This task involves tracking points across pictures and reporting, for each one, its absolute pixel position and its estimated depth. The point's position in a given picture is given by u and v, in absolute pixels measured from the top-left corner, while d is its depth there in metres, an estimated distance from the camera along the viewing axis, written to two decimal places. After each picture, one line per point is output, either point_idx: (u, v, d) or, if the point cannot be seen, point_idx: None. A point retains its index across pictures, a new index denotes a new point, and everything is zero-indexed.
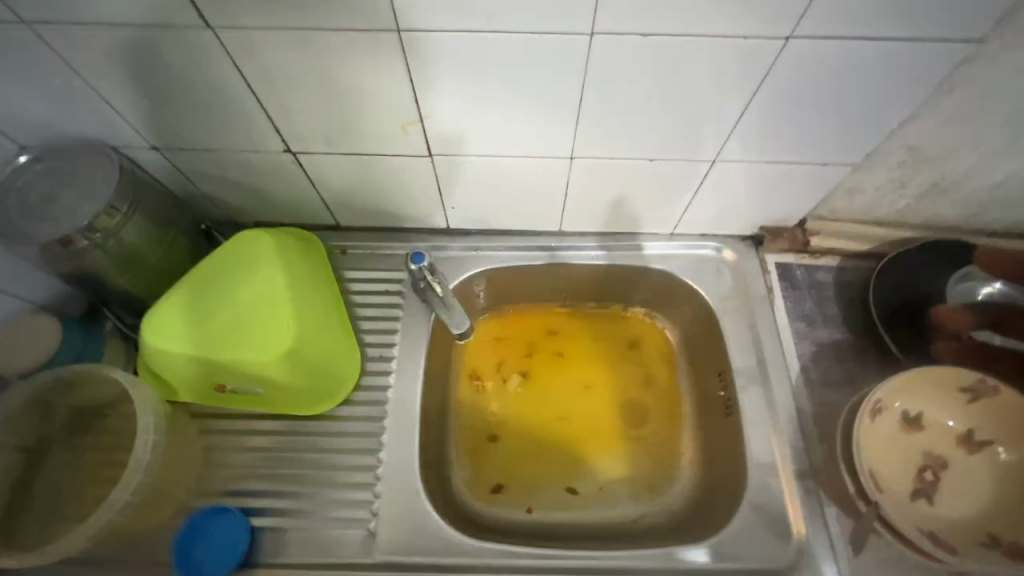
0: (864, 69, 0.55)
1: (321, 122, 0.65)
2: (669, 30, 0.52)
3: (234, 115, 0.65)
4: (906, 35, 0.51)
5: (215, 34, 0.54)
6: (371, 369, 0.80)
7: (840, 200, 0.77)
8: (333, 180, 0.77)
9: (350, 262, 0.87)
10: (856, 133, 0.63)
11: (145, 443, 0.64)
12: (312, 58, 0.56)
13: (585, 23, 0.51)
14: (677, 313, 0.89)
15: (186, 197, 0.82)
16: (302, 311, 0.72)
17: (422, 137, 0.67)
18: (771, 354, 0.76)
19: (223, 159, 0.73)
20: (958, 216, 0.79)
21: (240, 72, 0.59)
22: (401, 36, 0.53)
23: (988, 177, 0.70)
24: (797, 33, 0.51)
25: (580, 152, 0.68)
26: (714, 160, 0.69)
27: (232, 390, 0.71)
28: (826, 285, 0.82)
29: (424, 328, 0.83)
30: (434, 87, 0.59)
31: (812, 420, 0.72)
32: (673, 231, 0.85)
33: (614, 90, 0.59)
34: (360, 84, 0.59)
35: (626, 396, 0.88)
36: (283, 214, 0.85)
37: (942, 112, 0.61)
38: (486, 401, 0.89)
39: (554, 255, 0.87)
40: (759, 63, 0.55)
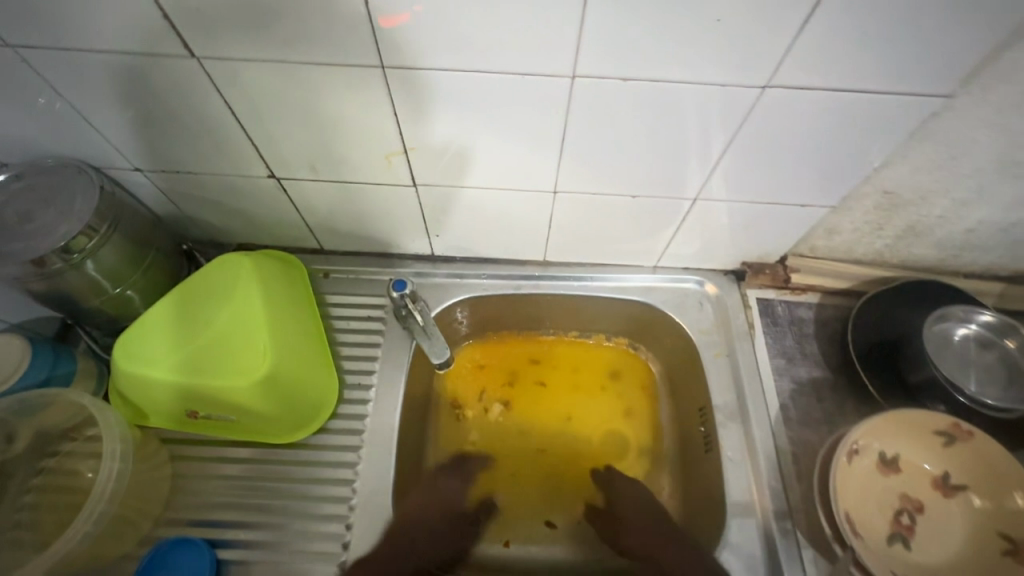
0: (839, 117, 0.56)
1: (305, 150, 0.65)
2: (650, 76, 0.53)
3: (218, 140, 0.65)
4: (880, 88, 0.53)
5: (199, 64, 0.54)
6: (348, 397, 0.78)
7: (819, 238, 0.78)
8: (316, 205, 0.77)
9: (333, 286, 0.86)
10: (833, 178, 0.65)
11: (110, 471, 0.63)
12: (298, 90, 0.57)
13: (568, 66, 0.52)
14: (660, 345, 0.89)
15: (168, 218, 0.81)
16: (279, 333, 0.71)
17: (405, 168, 0.67)
18: (751, 391, 0.76)
19: (206, 181, 0.73)
20: (934, 258, 0.80)
21: (224, 100, 0.59)
22: (386, 71, 0.54)
23: (962, 222, 0.72)
24: (773, 83, 0.53)
25: (564, 187, 0.69)
26: (696, 199, 0.70)
27: (205, 416, 0.70)
28: (806, 322, 0.82)
29: (405, 355, 0.81)
30: (418, 120, 0.60)
31: (790, 459, 0.72)
32: (657, 263, 0.85)
33: (595, 129, 0.60)
34: (346, 116, 0.60)
35: (606, 428, 0.88)
36: (266, 236, 0.85)
37: (915, 160, 0.62)
38: (465, 430, 0.88)
39: (538, 285, 0.87)
40: (738, 110, 0.56)
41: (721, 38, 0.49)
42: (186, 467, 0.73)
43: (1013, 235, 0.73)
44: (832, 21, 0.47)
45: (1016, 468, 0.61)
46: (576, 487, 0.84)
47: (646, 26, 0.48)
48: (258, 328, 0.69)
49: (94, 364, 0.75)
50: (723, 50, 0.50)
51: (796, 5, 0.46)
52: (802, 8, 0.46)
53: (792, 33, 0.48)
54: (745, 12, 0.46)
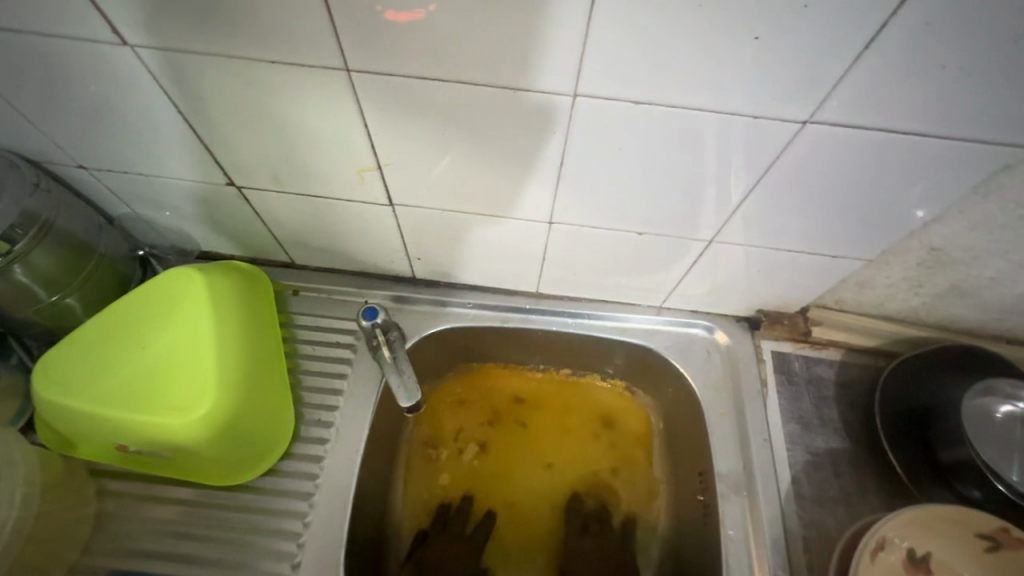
0: (888, 162, 0.47)
1: (267, 158, 0.57)
2: (667, 100, 0.44)
3: (166, 140, 0.58)
4: (943, 133, 0.44)
5: (134, 53, 0.47)
6: (305, 434, 0.70)
7: (847, 291, 0.69)
8: (284, 218, 0.68)
9: (303, 305, 0.78)
10: (872, 228, 0.56)
11: (5, 521, 0.54)
12: (253, 90, 0.49)
13: (568, 83, 0.44)
14: (660, 393, 0.80)
15: (123, 220, 0.73)
16: (228, 360, 0.63)
17: (380, 186, 0.59)
18: (759, 460, 0.67)
19: (159, 184, 0.65)
20: (975, 320, 0.71)
21: (167, 95, 0.52)
22: (353, 75, 0.46)
23: (1014, 285, 0.62)
24: (815, 118, 0.44)
25: (560, 218, 0.61)
26: (711, 240, 0.62)
27: (135, 451, 0.62)
28: (825, 382, 0.73)
29: (373, 389, 0.73)
30: (394, 134, 0.52)
31: (800, 544, 0.63)
32: (662, 304, 0.76)
33: (599, 158, 0.51)
34: (310, 122, 0.52)
35: (593, 479, 0.79)
36: (231, 245, 0.77)
37: (971, 216, 0.53)
38: (437, 471, 0.79)
39: (528, 319, 0.78)
40: (769, 146, 0.48)
41: (756, 63, 0.40)
42: (115, 505, 0.64)
43: None
44: (894, 49, 0.38)
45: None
46: (553, 547, 0.76)
47: (664, 42, 0.40)
48: (203, 353, 0.61)
49: (21, 381, 0.67)
50: (756, 78, 0.41)
51: (850, 28, 0.37)
52: (856, 33, 0.37)
53: (844, 61, 0.39)
54: (786, 32, 0.38)
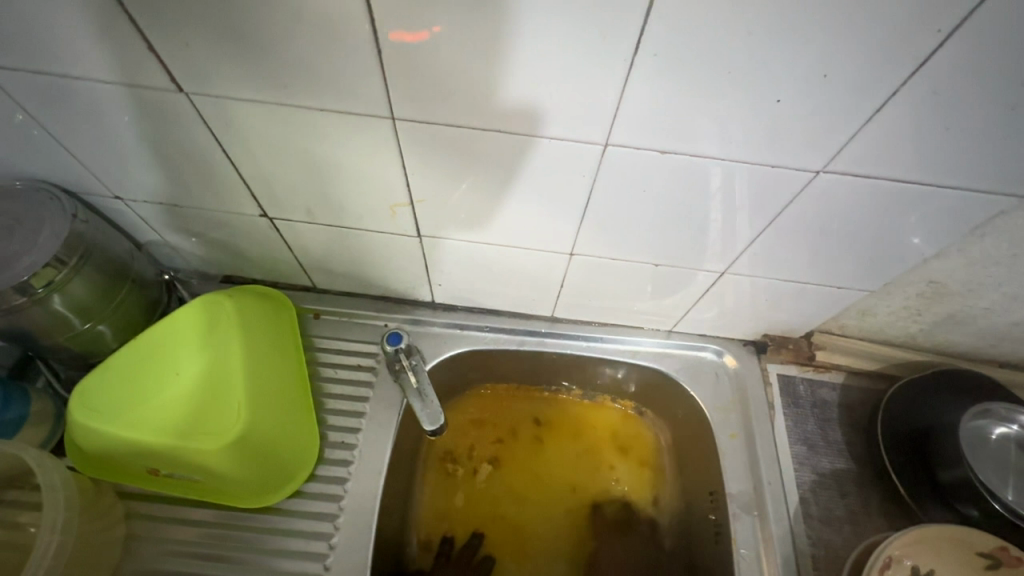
0: (892, 207, 0.51)
1: (302, 192, 0.60)
2: (692, 150, 0.48)
3: (206, 175, 0.60)
4: (945, 183, 0.47)
5: (188, 98, 0.50)
6: (328, 457, 0.71)
7: (850, 318, 0.73)
8: (311, 246, 0.71)
9: (324, 328, 0.80)
10: (875, 264, 0.59)
11: (47, 547, 0.55)
12: (298, 133, 0.52)
13: (600, 133, 0.47)
14: (669, 415, 0.82)
15: (149, 245, 0.75)
16: (258, 384, 0.65)
17: (410, 220, 0.62)
18: (769, 480, 0.70)
19: (192, 214, 0.68)
20: (970, 346, 0.75)
21: (213, 135, 0.54)
22: (397, 122, 0.49)
23: (1007, 315, 0.66)
24: (828, 169, 0.48)
25: (582, 250, 0.64)
26: (723, 272, 0.65)
27: (167, 474, 0.63)
28: (829, 405, 0.76)
29: (394, 412, 0.75)
30: (430, 173, 0.55)
31: (810, 563, 0.65)
32: (672, 328, 0.79)
33: (623, 198, 0.55)
34: (349, 162, 0.55)
35: (602, 498, 0.82)
36: (254, 270, 0.79)
37: (968, 253, 0.57)
38: (452, 490, 0.81)
39: (543, 342, 0.80)
40: (782, 192, 0.51)
41: (777, 121, 0.44)
42: (143, 527, 0.66)
43: None
44: (901, 111, 0.42)
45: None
46: (565, 564, 0.78)
47: (694, 101, 0.43)
48: (235, 377, 0.64)
49: (50, 405, 0.68)
50: (775, 133, 0.45)
51: (864, 89, 0.41)
52: (868, 98, 0.41)
53: (856, 122, 0.43)
54: (806, 95, 0.41)
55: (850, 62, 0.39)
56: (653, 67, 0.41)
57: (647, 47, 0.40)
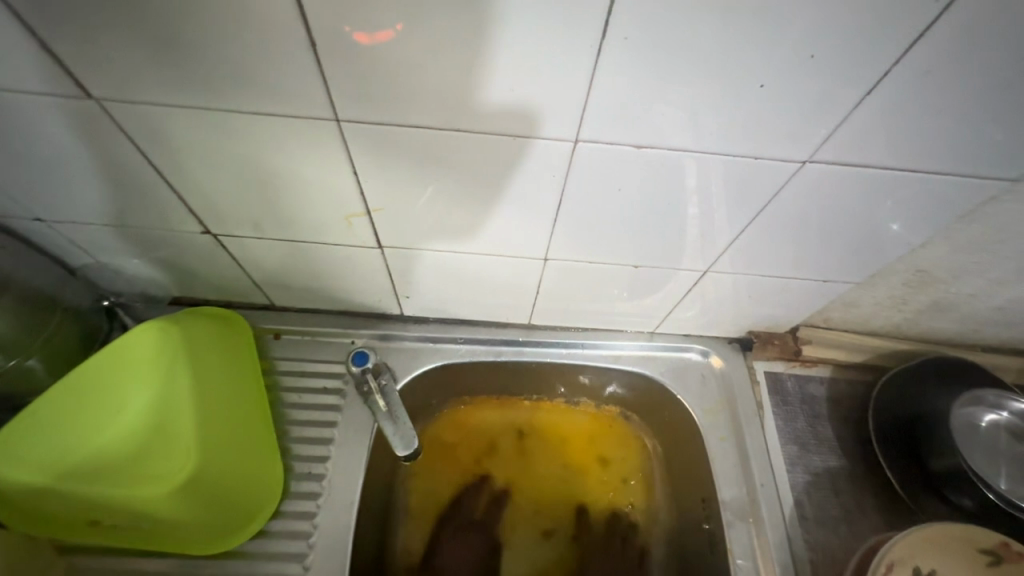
0: (878, 196, 0.48)
1: (247, 205, 0.54)
2: (669, 144, 0.44)
3: (135, 190, 0.54)
4: (934, 169, 0.45)
5: (100, 105, 0.44)
6: (295, 490, 0.65)
7: (835, 310, 0.70)
8: (264, 262, 0.65)
9: (285, 349, 0.74)
10: (861, 255, 0.57)
11: None
12: (234, 141, 0.47)
13: (569, 129, 0.43)
14: (656, 420, 0.79)
15: (84, 269, 0.68)
16: (210, 414, 0.60)
17: (369, 230, 0.57)
18: (762, 485, 0.67)
19: (126, 233, 0.61)
20: (954, 331, 0.73)
21: (136, 146, 0.48)
22: (342, 125, 0.44)
23: (992, 299, 0.65)
24: (814, 158, 0.44)
25: (556, 254, 0.60)
26: (705, 271, 0.62)
27: (110, 524, 0.56)
28: (818, 401, 0.74)
29: (365, 435, 0.69)
30: (387, 180, 0.50)
31: (809, 569, 0.62)
32: (655, 330, 0.76)
33: (598, 198, 0.51)
34: (294, 171, 0.49)
35: (588, 507, 0.78)
36: (205, 291, 0.73)
37: (955, 240, 0.55)
38: (432, 510, 0.76)
39: (521, 351, 0.76)
40: (766, 185, 0.48)
41: (759, 111, 0.40)
42: None
43: None
44: (894, 93, 0.38)
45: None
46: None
47: (669, 91, 0.39)
48: (185, 407, 0.59)
49: None
50: (755, 124, 0.41)
51: (851, 73, 0.37)
52: (856, 81, 0.38)
53: (843, 109, 0.40)
54: (791, 81, 0.38)
55: (838, 43, 0.35)
56: (625, 54, 0.37)
57: (616, 32, 0.35)
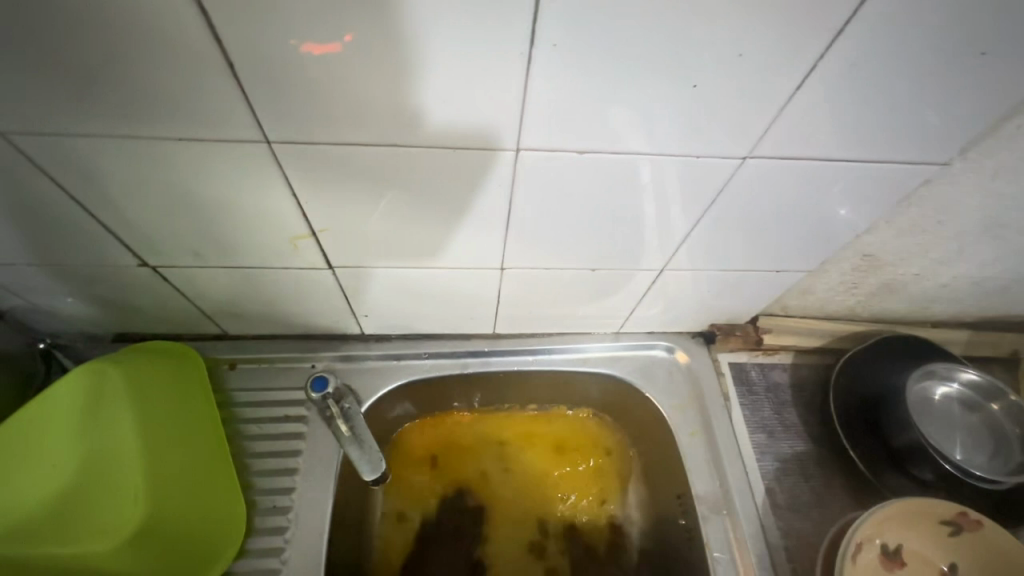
0: (821, 188, 0.49)
1: (185, 234, 0.52)
2: (611, 148, 0.44)
3: (61, 228, 0.51)
4: (870, 159, 0.46)
5: (8, 141, 0.41)
6: (261, 526, 0.62)
7: (792, 298, 0.72)
8: (210, 292, 0.62)
9: (242, 379, 0.71)
10: (811, 245, 0.58)
11: None
12: (162, 169, 0.44)
13: (510, 138, 0.42)
14: (628, 419, 0.79)
15: (14, 312, 0.63)
16: (161, 446, 0.58)
17: (316, 252, 0.55)
18: (734, 476, 0.67)
19: (57, 273, 0.57)
20: (905, 310, 0.76)
21: (55, 181, 0.45)
22: (275, 147, 0.42)
23: (937, 278, 0.67)
24: (754, 153, 0.45)
25: (512, 263, 0.59)
26: (662, 269, 0.62)
27: None
28: (782, 387, 0.76)
29: (332, 462, 0.66)
30: (328, 199, 0.48)
31: (784, 556, 0.63)
32: (620, 330, 0.76)
33: (547, 204, 0.50)
34: (231, 197, 0.47)
35: (568, 506, 0.77)
36: (151, 325, 0.69)
37: (897, 225, 0.56)
38: (408, 525, 0.74)
39: (488, 361, 0.75)
40: (712, 181, 0.48)
41: (696, 109, 0.40)
42: None
43: (984, 288, 0.70)
44: (823, 87, 0.39)
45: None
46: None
47: (605, 94, 0.39)
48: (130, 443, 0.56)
49: None
50: (695, 122, 0.42)
51: (780, 70, 0.38)
52: (785, 77, 0.38)
53: (775, 105, 0.40)
54: (722, 80, 0.38)
55: (764, 41, 0.36)
56: (555, 60, 0.36)
57: (544, 38, 0.35)
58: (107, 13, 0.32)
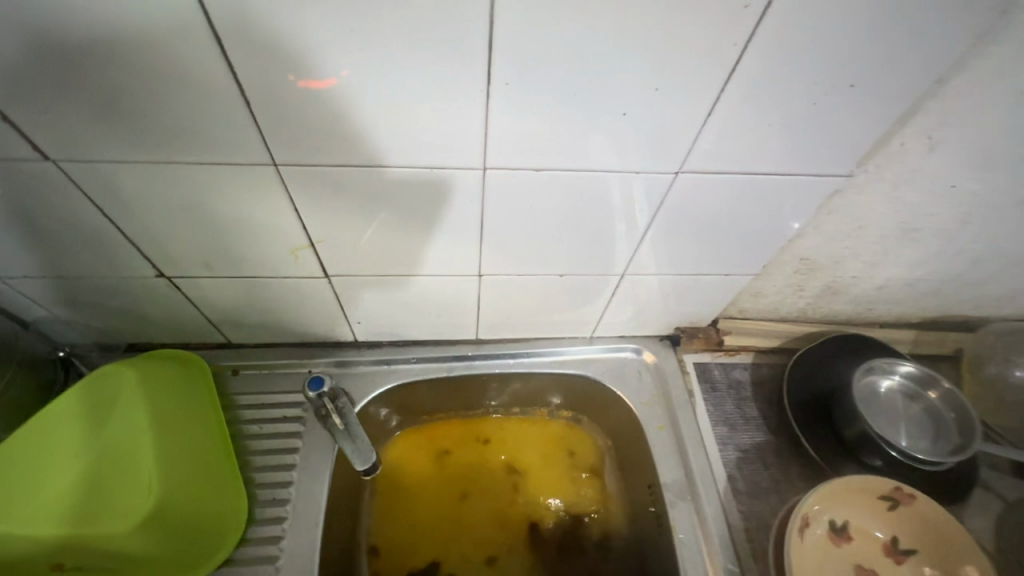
0: (752, 197, 0.57)
1: (198, 247, 0.59)
2: (564, 166, 0.52)
3: (93, 243, 0.58)
4: (787, 171, 0.54)
5: (56, 166, 0.49)
6: (261, 517, 0.67)
7: (746, 301, 0.79)
8: (218, 301, 0.69)
9: (245, 384, 0.77)
10: (752, 250, 0.65)
11: None
12: (185, 189, 0.52)
13: (477, 158, 0.50)
14: (604, 419, 0.85)
15: (38, 321, 0.70)
16: (170, 437, 0.64)
17: (314, 261, 0.62)
18: (698, 464, 0.73)
19: (84, 285, 0.64)
20: (851, 311, 0.83)
21: (91, 200, 0.53)
22: (280, 168, 0.50)
23: (873, 280, 0.75)
24: (684, 169, 0.53)
25: (488, 270, 0.66)
26: (624, 274, 0.69)
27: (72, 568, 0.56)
28: (743, 384, 0.82)
29: (326, 458, 0.72)
30: (324, 214, 0.56)
31: (744, 536, 0.69)
32: (592, 334, 0.83)
33: (514, 216, 0.58)
34: (241, 214, 0.55)
35: (549, 495, 0.82)
36: (163, 334, 0.75)
37: (824, 231, 0.64)
38: (397, 514, 0.80)
39: (472, 364, 0.82)
40: (655, 192, 0.56)
41: (630, 131, 0.48)
42: None
43: (918, 288, 0.77)
44: (731, 113, 0.47)
45: (968, 541, 0.60)
46: (520, 560, 0.78)
47: (552, 120, 0.47)
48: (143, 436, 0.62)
49: None
50: (633, 141, 0.49)
51: (693, 100, 0.46)
52: (698, 106, 0.47)
53: (694, 127, 0.48)
54: (646, 109, 0.46)
55: (674, 76, 0.44)
56: (508, 93, 0.44)
57: (498, 77, 0.43)
58: (149, 59, 0.41)
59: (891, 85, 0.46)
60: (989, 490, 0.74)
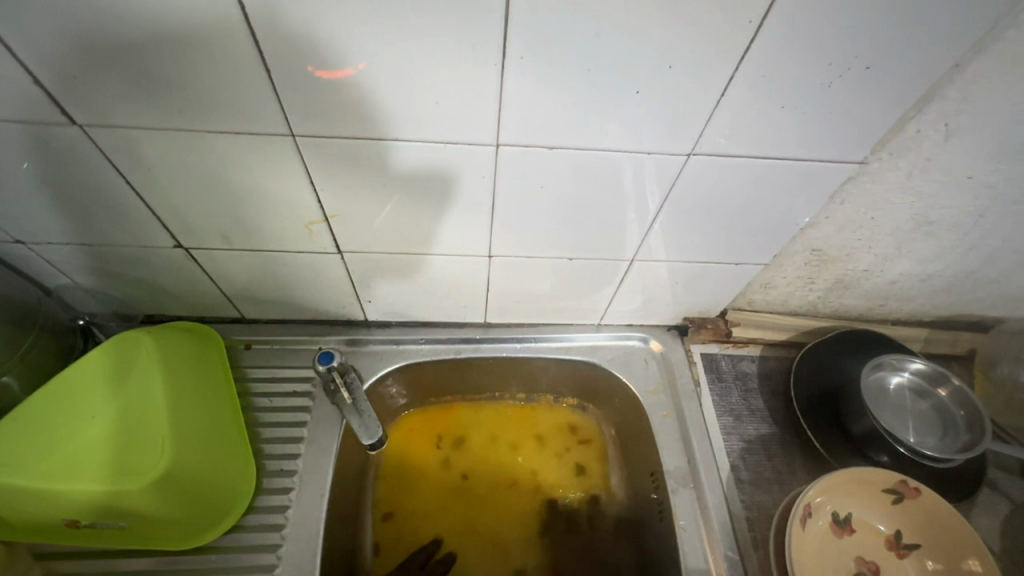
0: (766, 182, 0.57)
1: (215, 218, 0.60)
2: (576, 145, 0.52)
3: (115, 211, 0.60)
4: (799, 157, 0.53)
5: (83, 131, 0.50)
6: (269, 486, 0.68)
7: (755, 293, 0.79)
8: (233, 275, 0.70)
9: (256, 358, 0.79)
10: (763, 238, 0.65)
11: None
12: (205, 159, 0.53)
13: (491, 134, 0.51)
14: (609, 407, 0.85)
15: (60, 289, 0.72)
16: (183, 406, 0.65)
17: (328, 236, 0.63)
18: (702, 452, 0.73)
19: (106, 254, 0.66)
20: (862, 307, 0.82)
21: (115, 167, 0.54)
22: (298, 140, 0.51)
23: (885, 274, 0.74)
24: (696, 151, 0.53)
25: (499, 251, 0.67)
26: (634, 259, 0.69)
27: (88, 524, 0.59)
28: (750, 376, 0.82)
29: (333, 433, 0.73)
30: (338, 189, 0.57)
31: (745, 525, 0.69)
32: (600, 321, 0.83)
33: (526, 195, 0.58)
34: (258, 185, 0.56)
35: (552, 480, 0.83)
36: (179, 307, 0.77)
37: (836, 221, 0.64)
38: (401, 493, 0.81)
39: (479, 348, 0.82)
40: (667, 175, 0.56)
41: (642, 110, 0.49)
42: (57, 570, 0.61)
43: (931, 285, 0.77)
44: (743, 94, 0.47)
45: (972, 537, 0.60)
46: (521, 543, 0.78)
47: (565, 97, 0.47)
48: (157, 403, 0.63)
49: None
50: (645, 120, 0.49)
51: (706, 79, 0.46)
52: (711, 87, 0.47)
53: (706, 108, 0.48)
54: (659, 87, 0.47)
55: (688, 54, 0.44)
56: (523, 67, 0.45)
57: (513, 51, 0.44)
58: (176, 27, 0.42)
59: (905, 70, 0.46)
60: (997, 490, 0.73)
